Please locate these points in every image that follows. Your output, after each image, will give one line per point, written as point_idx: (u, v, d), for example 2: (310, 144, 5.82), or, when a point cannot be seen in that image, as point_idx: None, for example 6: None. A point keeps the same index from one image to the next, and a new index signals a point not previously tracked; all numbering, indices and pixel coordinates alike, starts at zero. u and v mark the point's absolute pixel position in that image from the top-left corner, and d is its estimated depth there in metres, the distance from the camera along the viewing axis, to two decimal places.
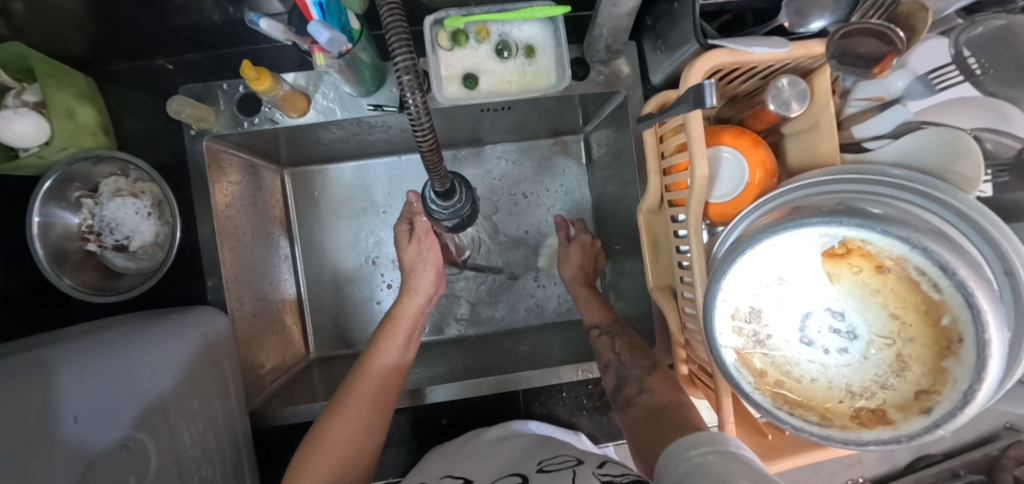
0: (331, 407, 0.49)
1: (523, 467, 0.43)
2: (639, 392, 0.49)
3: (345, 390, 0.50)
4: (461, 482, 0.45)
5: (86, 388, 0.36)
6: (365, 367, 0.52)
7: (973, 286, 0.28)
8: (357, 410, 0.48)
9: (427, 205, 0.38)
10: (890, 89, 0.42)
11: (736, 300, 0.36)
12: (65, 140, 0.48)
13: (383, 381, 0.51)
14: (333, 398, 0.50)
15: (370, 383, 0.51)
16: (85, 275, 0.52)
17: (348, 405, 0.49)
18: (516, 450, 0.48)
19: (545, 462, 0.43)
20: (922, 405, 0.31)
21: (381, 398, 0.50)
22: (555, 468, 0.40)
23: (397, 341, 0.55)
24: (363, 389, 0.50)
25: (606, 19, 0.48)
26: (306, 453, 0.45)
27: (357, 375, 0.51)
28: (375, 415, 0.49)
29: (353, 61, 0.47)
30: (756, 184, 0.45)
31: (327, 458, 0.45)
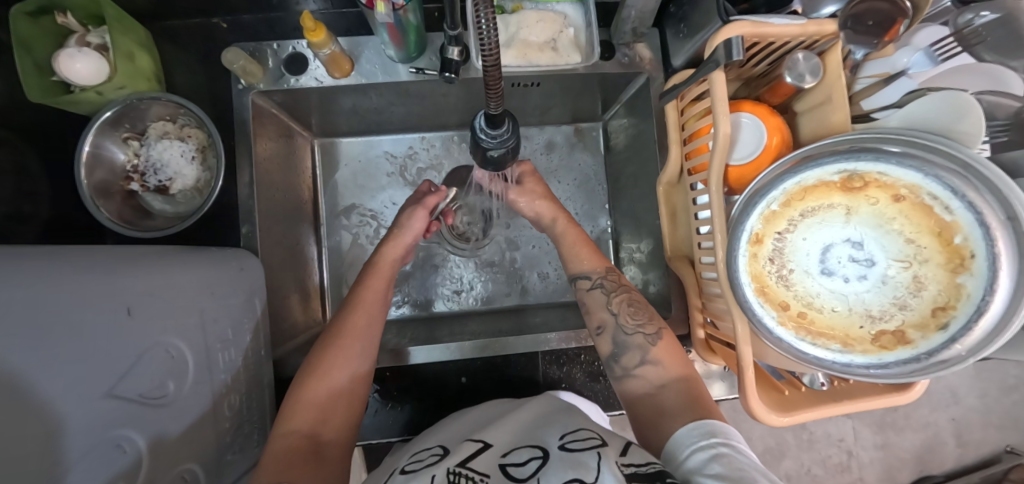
0: (319, 351, 0.50)
1: (546, 440, 0.44)
2: (639, 363, 0.50)
3: (331, 335, 0.51)
4: (481, 445, 0.45)
5: (141, 289, 0.38)
6: (350, 308, 0.54)
7: (984, 203, 0.34)
8: (346, 357, 0.50)
9: (476, 134, 0.39)
10: (895, 65, 0.46)
11: (766, 238, 0.41)
12: (124, 80, 0.52)
13: (369, 327, 0.53)
14: (315, 349, 0.51)
15: (352, 329, 0.52)
16: (124, 211, 0.55)
17: (335, 348, 0.50)
18: (529, 419, 0.49)
19: (568, 439, 0.43)
20: (940, 322, 0.37)
21: (367, 342, 0.52)
22: (579, 448, 0.41)
23: (379, 286, 0.57)
24: (348, 333, 0.51)
25: (635, 1, 0.52)
26: (297, 393, 0.47)
27: (340, 320, 0.53)
28: (360, 359, 0.50)
29: (403, 21, 0.50)
30: (773, 148, 0.47)
31: (320, 399, 0.47)
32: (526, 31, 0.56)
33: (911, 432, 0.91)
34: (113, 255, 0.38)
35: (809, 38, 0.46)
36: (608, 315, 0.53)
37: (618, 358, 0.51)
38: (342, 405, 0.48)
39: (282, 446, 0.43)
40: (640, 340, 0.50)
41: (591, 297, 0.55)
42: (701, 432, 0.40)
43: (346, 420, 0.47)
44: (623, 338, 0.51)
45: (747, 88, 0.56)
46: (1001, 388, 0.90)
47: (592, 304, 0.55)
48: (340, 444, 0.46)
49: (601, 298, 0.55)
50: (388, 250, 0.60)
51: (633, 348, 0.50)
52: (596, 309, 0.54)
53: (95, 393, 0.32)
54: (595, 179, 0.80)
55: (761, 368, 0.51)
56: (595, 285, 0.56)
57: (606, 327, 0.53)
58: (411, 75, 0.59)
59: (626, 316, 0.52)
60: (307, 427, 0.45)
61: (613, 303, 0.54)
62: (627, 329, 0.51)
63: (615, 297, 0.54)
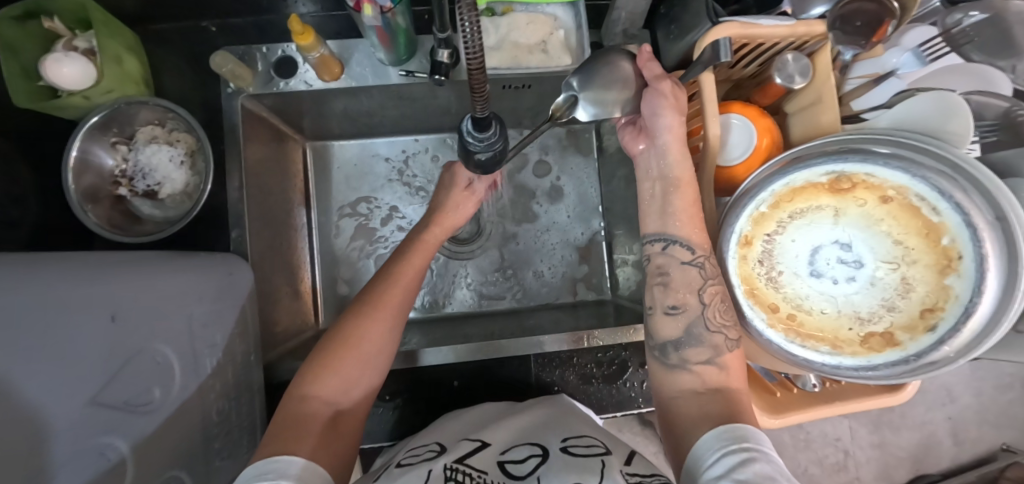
0: (353, 317, 0.48)
1: (547, 441, 0.44)
2: (704, 361, 0.40)
3: (366, 303, 0.49)
4: (478, 444, 0.44)
5: (126, 295, 0.37)
6: (388, 280, 0.52)
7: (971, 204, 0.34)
8: (380, 327, 0.48)
9: (463, 137, 0.39)
10: (884, 66, 0.46)
11: (755, 239, 0.40)
12: (112, 83, 0.52)
13: (404, 301, 0.51)
14: (347, 312, 0.49)
15: (386, 301, 0.50)
16: (111, 216, 0.55)
17: (371, 319, 0.48)
18: (532, 419, 0.49)
19: (570, 442, 0.43)
20: (928, 324, 0.37)
21: (400, 315, 0.50)
22: (582, 454, 0.41)
23: (418, 263, 0.55)
24: (384, 306, 0.49)
25: (624, 3, 0.52)
26: (323, 358, 0.45)
27: (375, 288, 0.51)
28: (392, 331, 0.49)
29: (392, 24, 0.49)
30: (764, 149, 0.47)
31: (346, 368, 0.45)
32: (516, 33, 0.56)
33: (906, 431, 0.91)
34: (96, 260, 0.38)
35: (798, 39, 0.45)
36: (696, 301, 0.41)
37: (680, 347, 0.41)
38: (366, 379, 0.47)
39: (301, 412, 0.42)
40: (717, 341, 0.40)
41: (682, 273, 0.42)
42: (733, 435, 0.34)
43: (365, 392, 0.47)
44: (699, 332, 0.40)
45: (738, 90, 0.56)
46: (995, 385, 0.90)
47: (679, 279, 0.42)
48: (355, 416, 0.46)
49: (696, 278, 0.41)
50: (434, 231, 0.59)
51: (706, 345, 0.40)
52: (683, 288, 0.41)
53: (77, 400, 0.32)
54: (588, 181, 0.80)
55: (753, 370, 0.51)
56: (693, 261, 0.41)
57: (687, 310, 0.41)
58: (402, 77, 0.59)
59: (716, 311, 0.40)
60: (329, 395, 0.44)
61: (707, 291, 0.41)
62: (710, 324, 0.40)
63: (715, 284, 0.40)
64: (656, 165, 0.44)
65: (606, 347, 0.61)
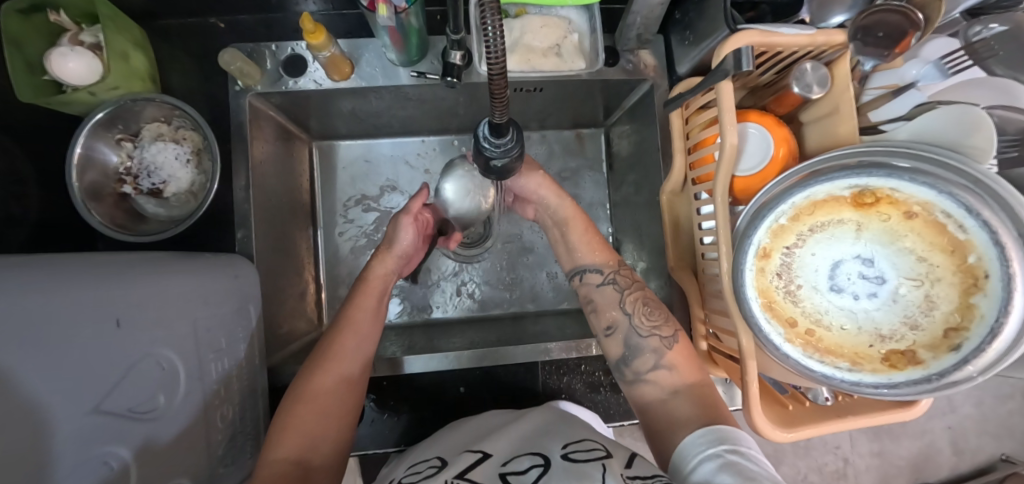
0: (304, 376, 0.48)
1: (549, 449, 0.43)
2: (652, 367, 0.47)
3: (318, 358, 0.49)
4: (480, 455, 0.44)
5: (131, 299, 0.37)
6: (338, 330, 0.51)
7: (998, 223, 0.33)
8: (334, 375, 0.48)
9: (479, 143, 0.38)
10: (904, 77, 0.45)
11: (774, 252, 0.40)
12: (117, 80, 0.50)
13: (356, 349, 0.50)
14: (304, 369, 0.49)
15: (338, 351, 0.49)
16: (115, 214, 0.54)
17: (322, 372, 0.48)
18: (532, 428, 0.48)
19: (571, 449, 0.42)
20: (951, 344, 0.36)
21: (358, 362, 0.50)
22: (583, 458, 0.40)
23: (368, 305, 0.53)
24: (335, 357, 0.49)
25: (641, 7, 0.51)
26: (282, 420, 0.45)
27: (328, 339, 0.50)
28: (350, 380, 0.48)
29: (405, 25, 0.49)
30: (780, 159, 0.47)
31: (307, 425, 0.45)
32: (529, 36, 0.55)
33: (906, 440, 0.91)
34: (102, 263, 0.37)
35: (817, 48, 0.45)
36: (622, 315, 0.50)
37: (629, 361, 0.49)
38: (331, 431, 0.46)
39: (268, 475, 0.42)
40: (655, 344, 0.48)
41: (601, 294, 0.52)
42: (710, 438, 0.39)
43: (334, 444, 0.46)
44: (636, 341, 0.49)
45: (752, 97, 0.55)
46: (997, 396, 0.90)
47: (603, 302, 0.52)
48: (329, 469, 0.45)
49: (612, 295, 0.51)
50: (378, 266, 0.57)
51: (648, 351, 0.48)
52: (608, 308, 0.51)
53: (80, 408, 0.31)
54: (595, 185, 0.79)
55: (765, 382, 0.51)
56: (606, 281, 0.53)
57: (618, 327, 0.50)
58: (413, 79, 0.58)
59: (643, 317, 0.49)
60: (295, 454, 0.43)
61: (626, 302, 0.51)
62: (643, 330, 0.49)
63: (628, 295, 0.51)
64: (548, 216, 0.58)
65: None
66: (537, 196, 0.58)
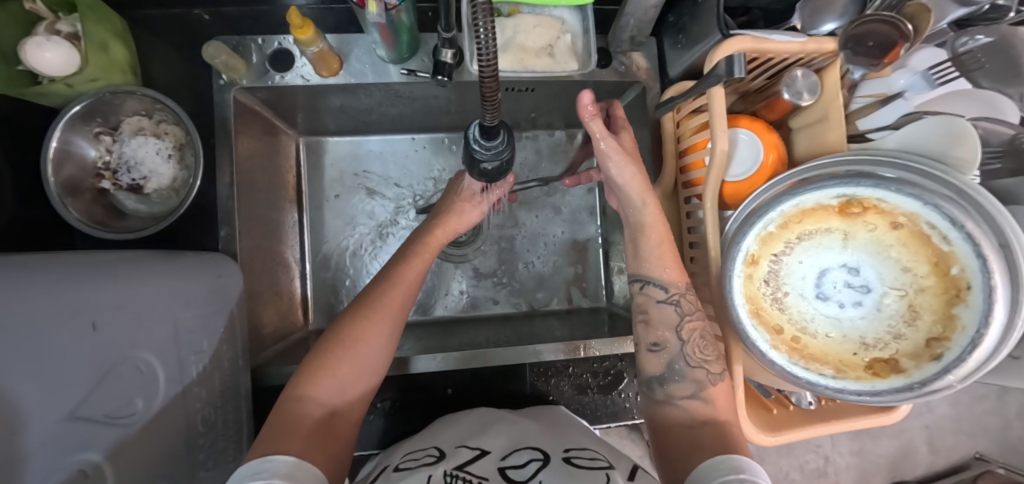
0: (349, 321, 0.47)
1: (549, 446, 0.44)
2: (689, 395, 0.43)
3: (364, 306, 0.48)
4: (478, 452, 0.44)
5: (107, 300, 0.35)
6: (387, 283, 0.50)
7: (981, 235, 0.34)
8: (377, 326, 0.47)
9: (469, 145, 0.38)
10: (892, 86, 0.46)
11: (762, 260, 0.41)
12: (95, 71, 0.48)
13: (402, 305, 0.49)
14: (345, 315, 0.48)
15: (383, 303, 0.48)
16: (93, 210, 0.52)
17: (367, 325, 0.47)
18: (523, 426, 0.48)
19: (573, 454, 0.42)
20: (933, 353, 0.37)
21: (399, 319, 0.49)
22: (586, 465, 0.41)
23: (419, 266, 0.52)
24: (382, 311, 0.48)
25: (634, 10, 0.51)
26: (316, 362, 0.44)
27: (373, 291, 0.49)
28: (391, 333, 0.48)
29: (395, 21, 0.48)
30: (769, 165, 0.47)
31: (341, 370, 0.44)
32: (523, 35, 0.54)
33: (885, 439, 0.93)
34: (76, 263, 0.36)
35: (807, 55, 0.45)
36: (674, 338, 0.44)
37: (665, 384, 0.44)
38: (363, 380, 0.46)
39: (297, 412, 0.41)
40: (699, 376, 0.43)
41: (659, 310, 0.46)
42: (730, 465, 0.35)
43: (362, 394, 0.46)
44: (678, 367, 0.44)
45: (743, 102, 0.56)
46: (973, 396, 0.92)
47: (658, 317, 0.46)
48: (352, 418, 0.45)
49: (671, 317, 0.45)
50: (436, 233, 0.55)
51: (688, 380, 0.43)
52: (663, 326, 0.45)
53: (51, 417, 0.30)
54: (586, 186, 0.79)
55: (749, 386, 0.51)
56: (667, 299, 0.46)
57: (668, 347, 0.45)
58: (403, 77, 0.57)
59: (695, 346, 0.44)
60: (325, 395, 0.43)
61: (683, 328, 0.44)
62: (691, 359, 0.44)
63: (689, 322, 0.44)
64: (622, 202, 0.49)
65: (602, 358, 0.60)
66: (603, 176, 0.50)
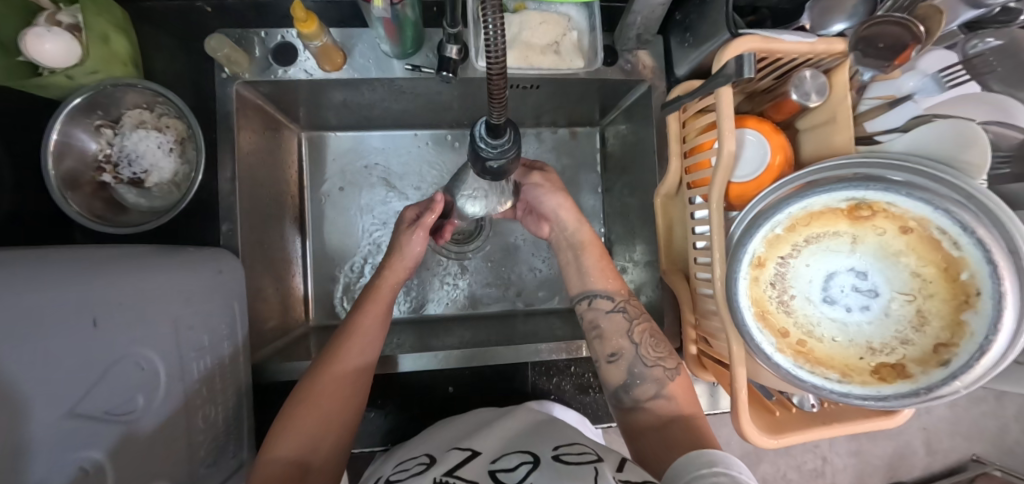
0: (309, 381, 0.47)
1: (539, 447, 0.43)
2: (653, 395, 0.48)
3: (323, 363, 0.48)
4: (469, 453, 0.43)
5: (108, 296, 0.35)
6: (346, 336, 0.50)
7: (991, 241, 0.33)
8: (338, 381, 0.47)
9: (475, 143, 0.37)
10: (901, 89, 0.45)
11: (768, 263, 0.40)
12: (97, 64, 0.48)
13: (360, 359, 0.49)
14: (308, 373, 0.48)
15: (340, 359, 0.48)
16: (93, 204, 0.51)
17: (328, 381, 0.46)
18: (517, 427, 0.48)
19: (563, 450, 0.42)
20: (941, 359, 0.37)
21: (362, 371, 0.48)
22: (574, 461, 0.40)
23: (377, 314, 0.52)
24: (337, 369, 0.47)
25: (642, 7, 0.50)
26: (283, 421, 0.45)
27: (334, 345, 0.49)
28: (353, 390, 0.47)
29: (400, 16, 0.47)
30: (776, 167, 0.46)
31: (308, 428, 0.44)
32: (528, 32, 0.53)
33: (883, 441, 0.93)
34: (76, 259, 0.35)
35: (817, 56, 0.44)
36: (628, 344, 0.50)
37: (629, 389, 0.49)
38: (334, 433, 0.46)
39: (266, 474, 0.41)
40: (659, 374, 0.49)
41: (609, 321, 0.51)
42: (706, 460, 0.38)
43: (336, 447, 0.46)
44: (640, 370, 0.49)
45: (750, 102, 0.55)
46: (971, 399, 0.93)
47: (609, 328, 0.51)
48: (329, 468, 0.45)
49: (621, 324, 0.51)
50: (388, 274, 0.54)
51: (649, 380, 0.48)
52: (615, 336, 0.50)
53: (51, 414, 0.29)
54: (588, 184, 0.79)
55: (751, 388, 0.51)
56: (615, 308, 0.52)
57: (624, 354, 0.50)
58: (406, 72, 0.57)
59: (648, 348, 0.50)
60: (294, 454, 0.43)
61: (633, 332, 0.50)
62: (647, 360, 0.49)
63: (636, 325, 0.50)
64: (563, 237, 0.57)
65: None
66: (554, 215, 0.57)
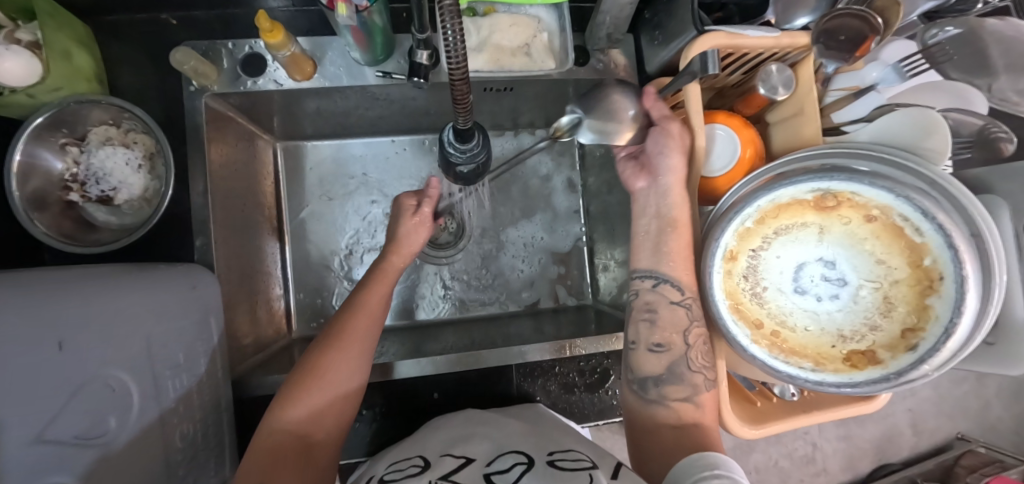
0: (313, 353, 0.46)
1: (534, 450, 0.43)
2: (682, 399, 0.43)
3: (330, 337, 0.46)
4: (463, 461, 0.43)
5: (74, 319, 0.34)
6: (352, 312, 0.48)
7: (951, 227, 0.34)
8: (344, 356, 0.46)
9: (444, 148, 0.37)
10: (864, 80, 0.46)
11: (739, 256, 0.41)
12: (59, 80, 0.47)
13: (367, 336, 0.48)
14: (313, 344, 0.47)
15: (346, 335, 0.47)
16: (61, 224, 0.50)
17: (331, 357, 0.45)
18: (514, 430, 0.48)
19: (557, 456, 0.42)
20: (908, 343, 0.37)
21: (367, 348, 0.47)
22: (569, 468, 0.39)
23: (383, 292, 0.51)
24: (343, 343, 0.46)
25: (609, 7, 0.50)
26: (286, 392, 0.43)
27: (339, 321, 0.48)
28: (359, 366, 0.46)
29: (367, 23, 0.47)
30: (747, 160, 0.47)
31: (312, 401, 0.43)
32: (499, 35, 0.53)
33: (871, 424, 0.95)
34: (38, 282, 0.34)
35: (781, 50, 0.45)
36: (682, 341, 0.44)
37: (659, 383, 0.45)
38: (337, 408, 0.45)
39: (269, 444, 0.41)
40: (697, 381, 0.43)
41: (670, 312, 0.45)
42: (706, 462, 0.37)
43: (339, 422, 0.45)
44: (679, 371, 0.44)
45: (721, 98, 0.56)
46: (953, 379, 0.95)
47: (667, 319, 0.45)
48: (329, 446, 0.44)
49: (680, 318, 0.44)
50: (394, 258, 0.54)
51: (686, 383, 0.43)
52: (670, 329, 0.45)
53: None
54: (569, 183, 0.79)
55: (733, 380, 0.51)
56: (680, 301, 0.45)
57: (672, 349, 0.44)
58: (379, 79, 0.56)
59: (698, 352, 0.44)
60: (296, 427, 0.42)
61: (689, 333, 0.44)
62: (692, 364, 0.44)
63: (695, 327, 0.44)
64: (656, 204, 0.46)
65: (588, 357, 0.60)
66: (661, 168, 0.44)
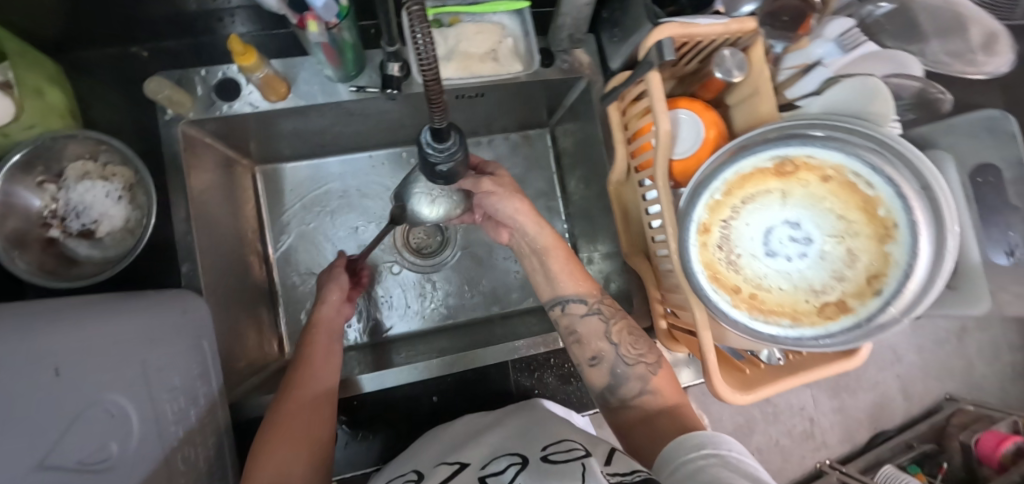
0: (275, 411, 0.47)
1: (529, 450, 0.43)
2: (638, 393, 0.49)
3: (283, 392, 0.49)
4: (457, 466, 0.44)
5: (73, 345, 0.34)
6: (301, 365, 0.52)
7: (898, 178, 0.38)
8: (301, 405, 0.47)
9: (422, 149, 0.38)
10: (811, 56, 0.49)
11: (713, 228, 0.43)
12: (33, 117, 0.46)
13: (323, 384, 0.50)
14: (272, 406, 0.48)
15: (302, 385, 0.49)
16: (41, 261, 0.50)
17: (291, 407, 0.47)
18: (506, 432, 0.48)
19: (551, 450, 0.42)
20: (875, 289, 0.40)
21: (325, 394, 0.50)
22: (563, 459, 0.39)
23: (328, 344, 0.55)
24: (298, 393, 0.48)
25: (569, 9, 0.53)
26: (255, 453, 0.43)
27: (290, 376, 0.51)
28: (320, 411, 0.48)
29: (338, 40, 0.48)
30: (711, 141, 0.50)
31: (280, 451, 0.43)
32: (465, 43, 0.56)
33: (862, 392, 0.98)
34: (31, 311, 0.34)
35: (731, 35, 0.48)
36: (607, 345, 0.51)
37: (615, 390, 0.50)
38: (308, 453, 0.44)
39: None
40: (641, 371, 0.49)
41: (586, 325, 0.52)
42: (695, 442, 0.39)
43: (312, 467, 0.44)
44: (621, 370, 0.50)
45: (682, 86, 0.59)
46: (934, 341, 0.99)
47: (587, 333, 0.52)
48: None
49: (598, 327, 0.51)
50: (323, 308, 0.59)
51: (631, 378, 0.49)
52: (594, 339, 0.51)
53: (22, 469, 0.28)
54: (546, 184, 0.82)
55: (721, 352, 0.53)
56: (590, 311, 0.52)
57: (605, 357, 0.51)
58: (353, 94, 0.58)
59: (627, 346, 0.50)
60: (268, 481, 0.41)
61: (611, 332, 0.51)
62: (629, 359, 0.50)
63: (613, 325, 0.51)
64: (525, 242, 0.55)
65: None
66: (513, 220, 0.54)
